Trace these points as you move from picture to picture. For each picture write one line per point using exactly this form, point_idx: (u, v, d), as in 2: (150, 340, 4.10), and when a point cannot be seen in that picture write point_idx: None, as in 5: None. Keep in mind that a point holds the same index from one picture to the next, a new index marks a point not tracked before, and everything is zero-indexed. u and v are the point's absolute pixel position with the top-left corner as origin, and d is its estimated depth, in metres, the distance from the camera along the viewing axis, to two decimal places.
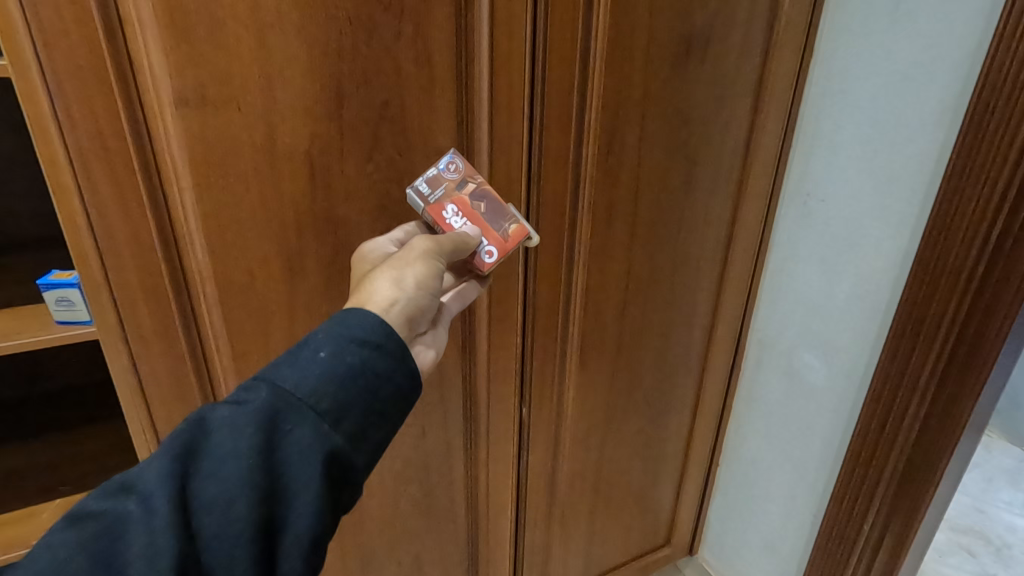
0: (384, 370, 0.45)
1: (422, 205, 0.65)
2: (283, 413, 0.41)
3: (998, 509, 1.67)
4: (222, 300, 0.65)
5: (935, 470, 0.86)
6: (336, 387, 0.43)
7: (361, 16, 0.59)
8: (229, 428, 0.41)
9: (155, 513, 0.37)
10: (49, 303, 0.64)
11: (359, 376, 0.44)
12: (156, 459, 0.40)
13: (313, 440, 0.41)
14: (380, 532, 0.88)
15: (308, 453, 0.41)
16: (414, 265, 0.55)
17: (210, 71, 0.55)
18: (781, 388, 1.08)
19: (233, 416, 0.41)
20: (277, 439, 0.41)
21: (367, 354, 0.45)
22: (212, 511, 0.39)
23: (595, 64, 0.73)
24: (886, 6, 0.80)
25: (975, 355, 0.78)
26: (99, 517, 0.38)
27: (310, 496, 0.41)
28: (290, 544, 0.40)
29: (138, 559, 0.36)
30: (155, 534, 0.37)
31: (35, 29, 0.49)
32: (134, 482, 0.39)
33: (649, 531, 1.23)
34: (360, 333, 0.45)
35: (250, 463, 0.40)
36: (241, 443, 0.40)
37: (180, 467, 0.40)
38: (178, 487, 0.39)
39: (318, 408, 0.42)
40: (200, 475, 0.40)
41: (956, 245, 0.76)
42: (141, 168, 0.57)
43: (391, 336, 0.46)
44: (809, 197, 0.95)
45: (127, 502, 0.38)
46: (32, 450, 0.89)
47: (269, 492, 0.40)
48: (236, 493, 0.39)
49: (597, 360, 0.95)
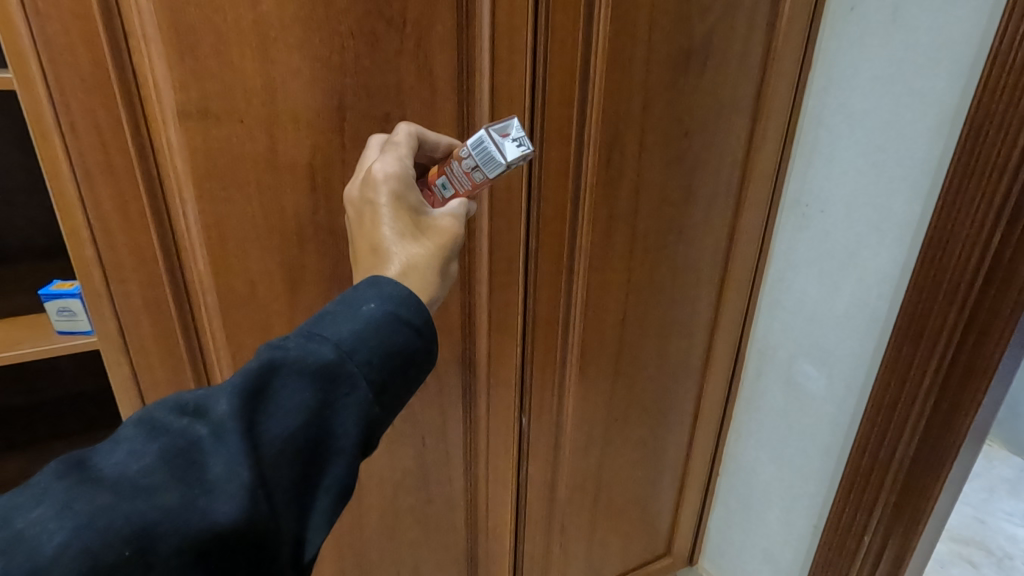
0: (421, 352, 0.45)
1: (491, 172, 0.54)
2: (343, 374, 0.41)
3: (999, 519, 1.67)
4: (223, 310, 0.65)
5: (935, 480, 0.86)
6: (388, 357, 0.43)
7: (363, 30, 0.60)
8: (295, 379, 0.40)
9: (227, 444, 0.37)
10: (51, 313, 0.65)
11: (402, 352, 0.44)
12: (226, 392, 0.39)
13: (364, 407, 0.41)
14: (379, 543, 0.89)
15: (359, 418, 0.41)
16: (451, 251, 0.52)
17: (213, 84, 0.56)
18: (782, 396, 1.07)
19: (298, 368, 0.40)
20: (333, 398, 0.41)
21: (409, 333, 0.44)
22: (274, 454, 0.38)
23: (595, 77, 0.73)
24: (884, 20, 0.80)
25: (976, 364, 0.78)
26: (171, 435, 0.37)
27: (348, 460, 0.41)
28: (329, 501, 0.41)
29: (209, 483, 0.36)
30: (228, 463, 0.36)
31: (40, 45, 0.49)
32: (205, 408, 0.39)
33: (649, 539, 1.23)
34: (409, 310, 0.45)
35: (310, 416, 0.40)
36: (304, 395, 0.40)
37: (248, 407, 0.39)
38: (247, 425, 0.38)
39: (370, 376, 0.42)
40: (266, 417, 0.39)
41: (955, 256, 0.76)
42: (143, 179, 0.57)
43: (427, 321, 0.46)
44: (810, 207, 0.95)
45: (197, 428, 0.38)
46: (33, 459, 0.90)
47: (320, 446, 0.40)
48: (295, 442, 0.39)
49: (597, 370, 0.95)
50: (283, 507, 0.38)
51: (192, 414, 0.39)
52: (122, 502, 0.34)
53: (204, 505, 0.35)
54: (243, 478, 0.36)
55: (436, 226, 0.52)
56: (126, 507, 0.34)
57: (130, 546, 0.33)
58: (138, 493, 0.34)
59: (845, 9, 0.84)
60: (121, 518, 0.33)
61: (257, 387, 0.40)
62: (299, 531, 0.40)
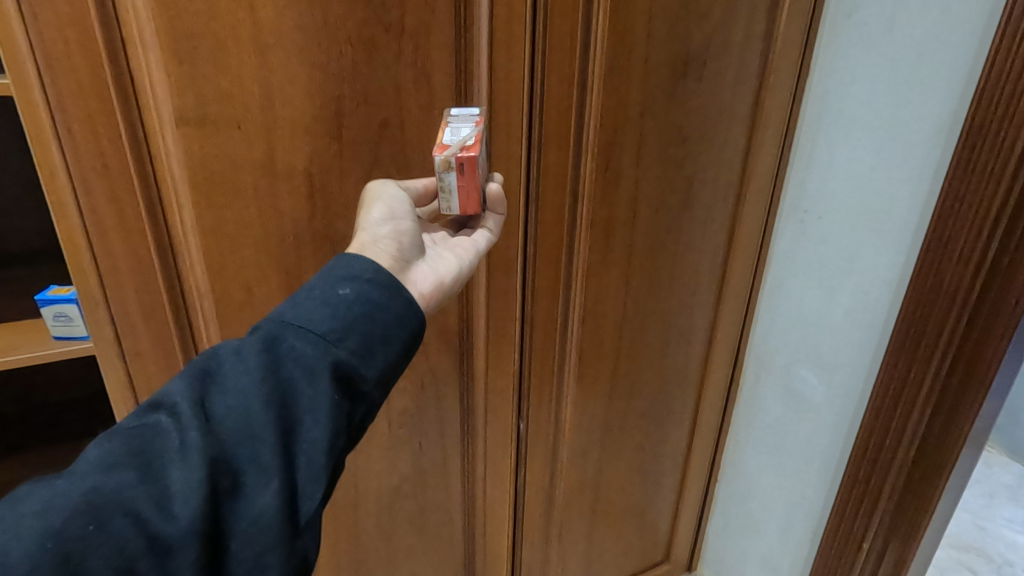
0: (380, 298, 0.47)
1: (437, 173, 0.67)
2: (286, 335, 0.44)
3: (999, 526, 1.66)
4: (220, 317, 0.65)
5: (938, 479, 0.85)
6: (336, 311, 0.45)
7: (361, 37, 0.60)
8: (239, 353, 0.43)
9: (181, 419, 0.40)
10: (47, 319, 0.65)
11: (354, 304, 0.46)
12: (178, 380, 0.42)
13: (320, 354, 0.43)
14: (376, 550, 0.88)
15: (316, 364, 0.43)
16: (376, 206, 0.57)
17: (210, 90, 0.56)
18: (780, 401, 1.07)
19: (240, 344, 0.44)
20: (282, 357, 0.43)
21: (359, 286, 0.46)
22: (230, 419, 0.41)
23: (593, 83, 0.73)
24: (880, 26, 0.81)
25: (977, 362, 0.77)
26: (132, 427, 0.40)
27: (322, 406, 0.42)
28: (312, 453, 0.41)
29: (167, 457, 0.38)
30: (183, 434, 0.39)
31: (38, 52, 0.49)
32: (159, 399, 0.42)
33: (647, 546, 1.22)
34: (353, 270, 0.47)
35: (264, 377, 0.42)
36: (251, 362, 0.42)
37: (199, 388, 0.42)
38: (198, 401, 0.41)
39: (319, 328, 0.44)
40: (217, 391, 0.42)
41: (954, 258, 0.76)
42: (140, 185, 0.57)
43: (380, 271, 0.48)
44: (807, 214, 0.95)
45: (156, 415, 0.40)
46: (29, 466, 0.90)
47: (285, 401, 0.42)
48: (252, 402, 0.41)
49: (595, 376, 0.95)
50: (261, 461, 0.40)
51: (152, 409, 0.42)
52: (78, 484, 0.36)
53: (164, 472, 0.38)
54: (195, 444, 0.39)
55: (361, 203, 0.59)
56: (85, 486, 0.36)
57: (93, 520, 0.35)
58: (97, 473, 0.37)
59: (843, 16, 0.84)
60: (79, 497, 0.35)
61: (205, 371, 0.43)
62: (288, 489, 0.40)
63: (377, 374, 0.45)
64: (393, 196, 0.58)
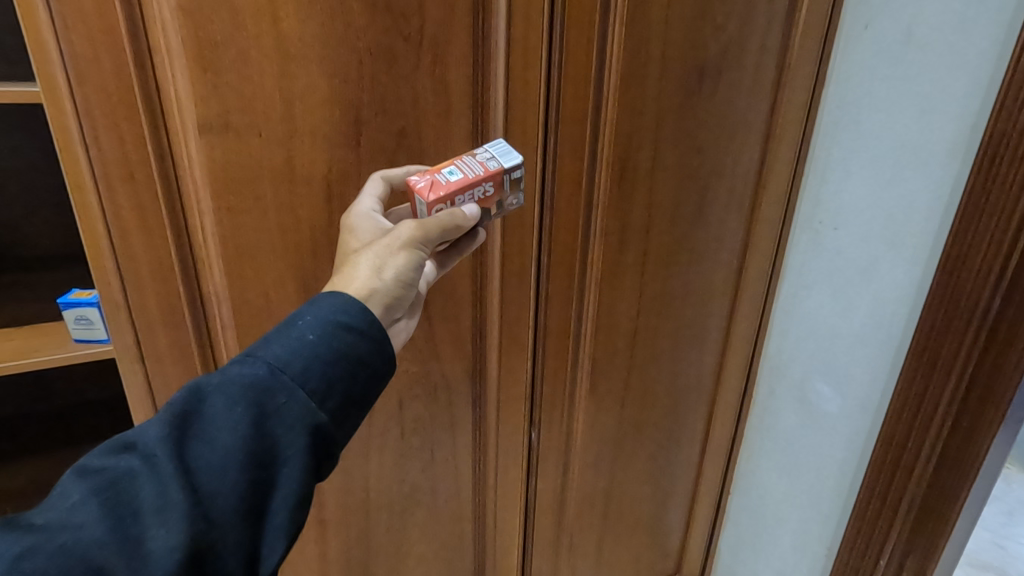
0: (367, 354, 0.47)
1: (502, 164, 0.59)
2: (275, 387, 0.43)
3: (1019, 545, 1.62)
4: (237, 323, 0.66)
5: (953, 504, 0.84)
6: (325, 367, 0.44)
7: (381, 47, 0.61)
8: (224, 401, 0.43)
9: (159, 470, 0.40)
10: (69, 321, 0.66)
11: (342, 359, 0.45)
12: (157, 421, 0.42)
13: (304, 414, 0.43)
14: (386, 557, 0.88)
15: (298, 424, 0.43)
16: (399, 259, 0.52)
17: (234, 98, 0.57)
18: (793, 414, 1.06)
19: (226, 386, 0.43)
20: (270, 410, 0.43)
21: (351, 339, 0.46)
22: (208, 474, 0.41)
23: (608, 93, 0.74)
24: (898, 39, 0.80)
25: (997, 380, 0.76)
26: (104, 472, 0.40)
27: (298, 464, 0.43)
28: (283, 512, 0.43)
29: (142, 511, 0.39)
30: (160, 488, 0.40)
31: (68, 60, 0.51)
32: (135, 441, 0.41)
33: (658, 560, 1.20)
34: (348, 318, 0.47)
35: (247, 431, 0.42)
36: (236, 414, 0.42)
37: (178, 434, 0.42)
38: (176, 450, 0.41)
39: (307, 386, 0.44)
40: (199, 440, 0.42)
41: (973, 272, 0.75)
42: (163, 191, 0.58)
43: (373, 323, 0.48)
44: (823, 225, 0.95)
45: (131, 459, 0.41)
46: (45, 466, 0.91)
47: (265, 455, 0.42)
48: (233, 457, 0.42)
49: (607, 387, 0.94)
50: (234, 517, 0.41)
51: (124, 450, 0.41)
52: (50, 540, 0.36)
53: (138, 529, 0.38)
54: (174, 502, 0.39)
55: (387, 237, 0.53)
56: (54, 543, 0.36)
57: None
58: (69, 528, 0.37)
59: (860, 26, 0.84)
60: (49, 556, 0.36)
61: (185, 415, 0.42)
62: (255, 537, 0.42)
63: (349, 432, 0.46)
64: (422, 258, 0.54)
